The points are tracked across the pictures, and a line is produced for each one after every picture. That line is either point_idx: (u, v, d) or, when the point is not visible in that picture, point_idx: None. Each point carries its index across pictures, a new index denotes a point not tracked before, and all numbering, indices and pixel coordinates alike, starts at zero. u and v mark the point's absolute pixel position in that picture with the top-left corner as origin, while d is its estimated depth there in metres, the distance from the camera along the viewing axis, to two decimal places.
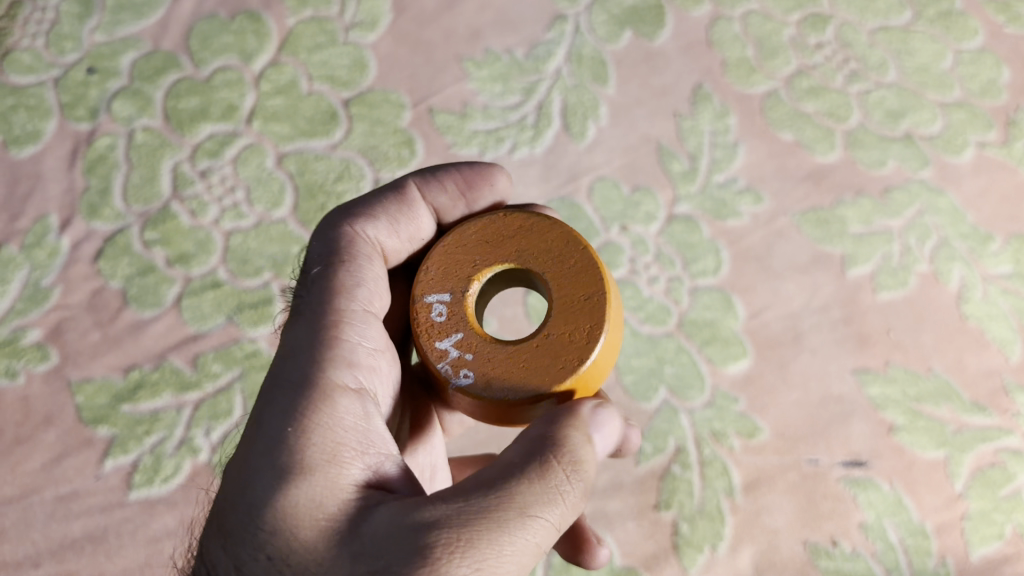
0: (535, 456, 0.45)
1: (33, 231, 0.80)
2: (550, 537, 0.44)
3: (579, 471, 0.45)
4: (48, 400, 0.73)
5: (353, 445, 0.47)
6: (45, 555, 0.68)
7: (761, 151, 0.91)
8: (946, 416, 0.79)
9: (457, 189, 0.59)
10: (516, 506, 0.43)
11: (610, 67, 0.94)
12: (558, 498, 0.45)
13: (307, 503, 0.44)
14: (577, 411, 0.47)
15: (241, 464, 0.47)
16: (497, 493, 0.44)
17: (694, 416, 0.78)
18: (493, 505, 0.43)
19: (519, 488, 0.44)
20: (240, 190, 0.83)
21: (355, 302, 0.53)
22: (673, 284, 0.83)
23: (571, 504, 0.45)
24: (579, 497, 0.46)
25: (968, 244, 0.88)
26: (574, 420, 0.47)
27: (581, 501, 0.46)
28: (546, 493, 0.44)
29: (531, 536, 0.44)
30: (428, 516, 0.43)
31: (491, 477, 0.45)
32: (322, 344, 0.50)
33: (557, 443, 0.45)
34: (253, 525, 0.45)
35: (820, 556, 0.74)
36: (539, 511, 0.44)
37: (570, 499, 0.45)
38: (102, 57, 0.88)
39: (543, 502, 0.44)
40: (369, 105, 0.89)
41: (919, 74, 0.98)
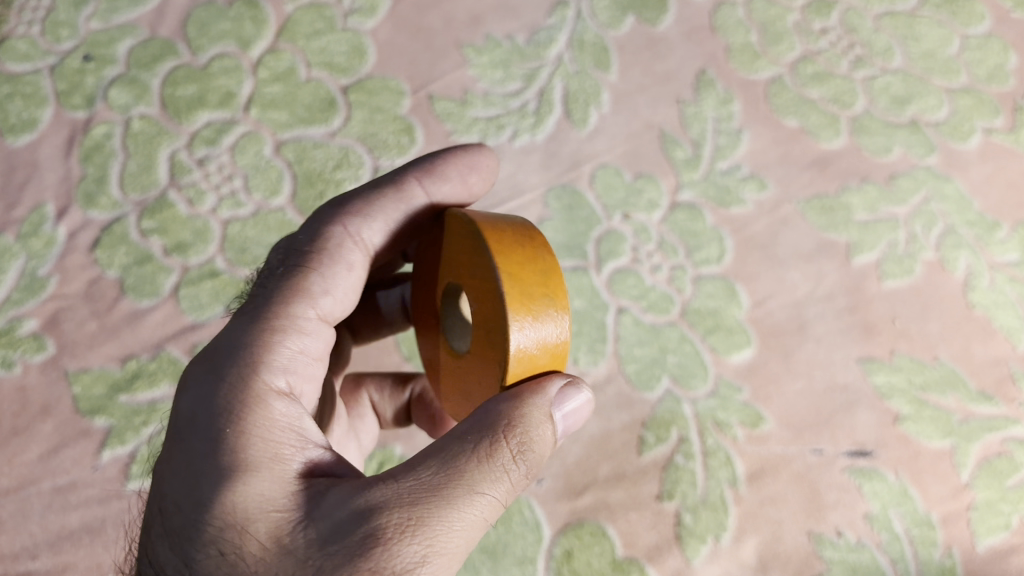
0: (485, 433, 0.47)
1: (30, 220, 0.79)
2: (495, 516, 0.46)
3: (529, 450, 0.47)
4: (45, 391, 0.72)
5: (290, 441, 0.48)
6: (42, 546, 0.67)
7: (766, 137, 0.90)
8: (952, 405, 0.78)
9: (461, 170, 0.63)
10: (467, 487, 0.45)
11: (613, 53, 0.93)
12: (510, 478, 0.46)
13: (255, 498, 0.45)
14: (538, 388, 0.49)
15: (184, 466, 0.46)
16: (445, 474, 0.45)
17: (697, 405, 0.77)
18: (444, 487, 0.45)
19: (470, 468, 0.45)
20: (238, 178, 0.82)
21: (312, 306, 0.54)
22: (676, 273, 0.82)
23: (515, 483, 0.47)
24: (533, 470, 0.48)
25: (975, 231, 0.87)
26: (534, 397, 0.48)
27: (534, 474, 0.48)
28: (498, 470, 0.46)
29: (481, 512, 0.45)
30: (377, 497, 0.45)
31: (439, 459, 0.46)
32: (263, 343, 0.51)
33: (512, 420, 0.47)
34: (200, 525, 0.45)
35: (825, 546, 0.73)
36: (489, 487, 0.46)
37: (520, 478, 0.47)
38: (98, 44, 0.87)
39: (493, 478, 0.46)
40: (368, 92, 0.88)
41: (925, 60, 0.97)
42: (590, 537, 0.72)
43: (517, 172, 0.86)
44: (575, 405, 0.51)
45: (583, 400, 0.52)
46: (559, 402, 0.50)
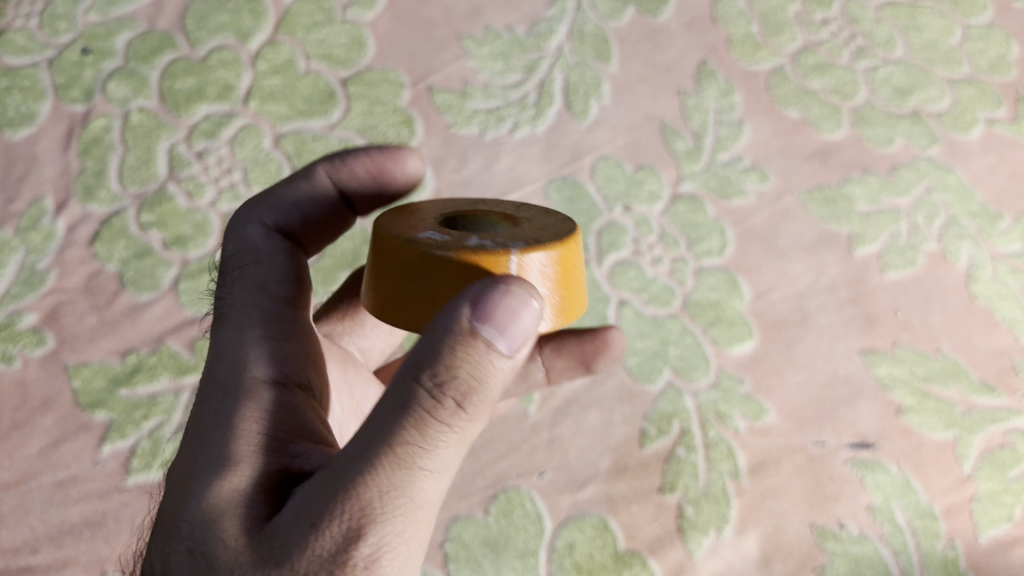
0: (409, 377, 0.40)
1: (29, 214, 0.78)
2: (447, 463, 0.41)
3: (461, 381, 0.40)
4: (45, 385, 0.72)
5: (275, 430, 0.45)
6: (44, 540, 0.67)
7: (767, 129, 0.90)
8: (955, 397, 0.78)
9: (367, 172, 0.62)
10: (392, 445, 0.40)
11: (614, 44, 0.92)
12: (453, 435, 0.41)
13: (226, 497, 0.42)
14: (455, 307, 0.40)
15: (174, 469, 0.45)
16: (386, 442, 0.40)
17: (699, 397, 0.77)
18: (368, 452, 0.40)
19: (413, 432, 0.40)
20: (238, 171, 0.82)
21: (269, 297, 0.54)
22: (677, 265, 0.82)
23: (460, 424, 0.41)
24: (474, 399, 0.41)
25: (977, 222, 0.86)
26: (451, 322, 0.40)
27: (486, 402, 0.41)
28: (427, 415, 0.40)
29: (425, 465, 0.40)
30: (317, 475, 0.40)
31: (379, 421, 0.40)
32: (251, 344, 0.50)
33: (433, 354, 0.40)
34: (173, 526, 0.42)
35: (827, 538, 0.73)
36: (422, 436, 0.40)
37: (462, 431, 0.41)
38: (96, 37, 0.87)
39: (425, 425, 0.40)
40: (367, 84, 0.87)
41: (927, 51, 0.96)
42: (592, 529, 0.71)
43: (517, 164, 0.86)
44: (510, 318, 0.40)
45: (514, 306, 0.40)
46: (490, 319, 0.40)
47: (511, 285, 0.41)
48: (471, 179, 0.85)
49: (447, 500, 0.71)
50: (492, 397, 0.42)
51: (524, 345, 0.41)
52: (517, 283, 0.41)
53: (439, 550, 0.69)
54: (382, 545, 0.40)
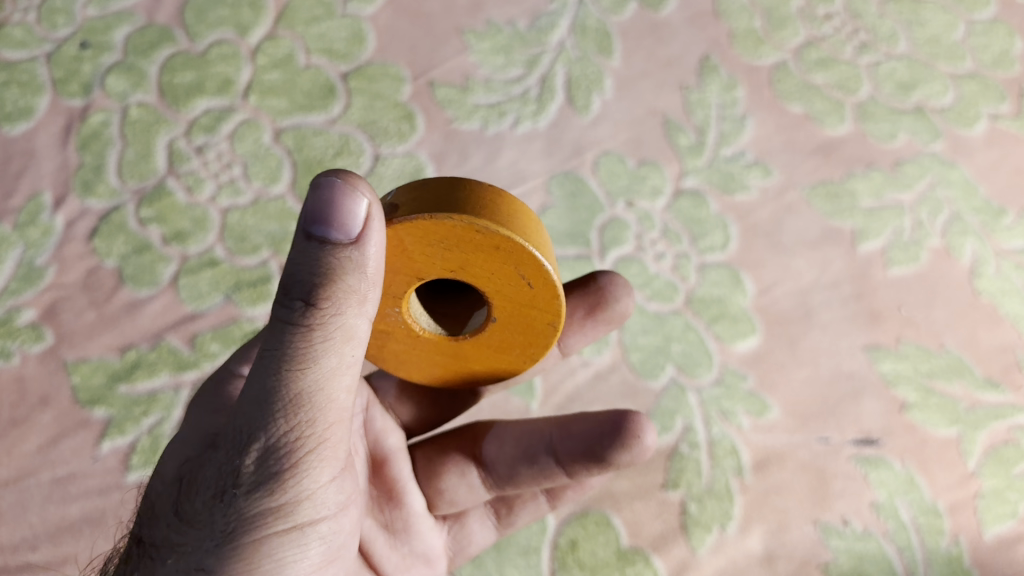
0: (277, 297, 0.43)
1: (27, 209, 0.78)
2: (322, 367, 0.43)
3: (307, 283, 0.41)
4: (44, 381, 0.71)
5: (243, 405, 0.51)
6: (43, 538, 0.66)
7: (770, 124, 0.90)
8: (959, 393, 0.78)
9: None
10: (263, 359, 0.43)
11: (616, 39, 0.92)
12: (318, 337, 0.42)
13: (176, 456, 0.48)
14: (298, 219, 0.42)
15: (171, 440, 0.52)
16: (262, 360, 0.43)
17: (702, 394, 0.76)
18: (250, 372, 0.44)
19: (280, 346, 0.42)
20: (237, 166, 0.81)
21: None
22: (680, 260, 0.82)
23: (321, 324, 0.42)
24: (329, 298, 0.41)
25: (981, 218, 0.86)
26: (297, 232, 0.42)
27: (349, 302, 0.42)
28: (285, 322, 0.42)
29: (294, 371, 0.42)
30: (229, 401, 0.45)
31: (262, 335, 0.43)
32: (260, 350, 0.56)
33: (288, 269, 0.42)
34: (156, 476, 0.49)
35: (831, 535, 0.72)
36: (283, 341, 0.42)
37: (332, 328, 0.42)
38: (95, 31, 0.86)
39: (284, 332, 0.42)
40: (368, 79, 0.87)
41: (931, 46, 0.96)
42: (594, 526, 0.71)
43: (519, 159, 0.85)
44: (333, 214, 0.41)
45: (331, 200, 0.40)
46: (316, 217, 0.41)
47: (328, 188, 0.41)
48: (471, 174, 0.83)
49: None
50: (356, 288, 0.42)
51: (366, 236, 0.41)
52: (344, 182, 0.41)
53: None
54: (275, 443, 0.43)
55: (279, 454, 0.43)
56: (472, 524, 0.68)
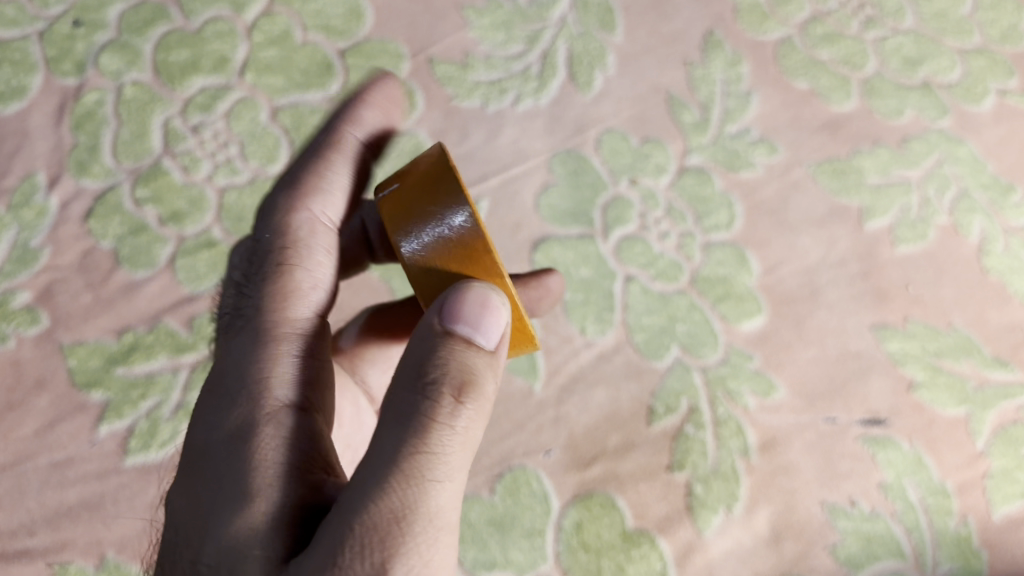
0: (412, 387, 0.42)
1: (21, 190, 0.76)
2: (458, 465, 0.41)
3: (462, 385, 0.42)
4: (40, 364, 0.70)
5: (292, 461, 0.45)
6: (41, 523, 0.65)
7: (776, 100, 0.88)
8: (967, 372, 0.77)
9: None
10: (415, 458, 0.40)
11: (618, 14, 0.91)
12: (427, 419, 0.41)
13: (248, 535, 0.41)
14: (441, 314, 0.44)
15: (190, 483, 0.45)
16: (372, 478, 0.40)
17: (708, 374, 0.75)
18: (390, 473, 0.39)
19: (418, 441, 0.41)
20: (234, 145, 0.80)
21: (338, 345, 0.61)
22: (684, 240, 0.80)
23: (463, 424, 0.42)
24: (473, 395, 0.42)
25: (989, 195, 0.85)
26: (439, 328, 0.44)
27: (478, 394, 0.43)
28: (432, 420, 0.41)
29: (441, 481, 0.40)
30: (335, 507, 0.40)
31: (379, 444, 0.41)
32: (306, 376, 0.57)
33: (428, 361, 0.43)
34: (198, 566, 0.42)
35: (838, 516, 0.71)
36: (436, 442, 0.41)
37: (470, 421, 0.42)
38: (88, 9, 0.84)
39: (430, 429, 0.41)
40: (366, 55, 0.85)
41: (938, 20, 0.95)
42: (599, 509, 0.70)
43: (520, 138, 0.83)
44: (474, 314, 0.44)
45: (467, 294, 0.44)
46: (461, 315, 0.44)
47: (466, 284, 0.45)
48: (471, 152, 0.82)
49: None
50: (486, 398, 0.44)
51: (494, 332, 0.44)
52: (477, 288, 0.45)
53: None
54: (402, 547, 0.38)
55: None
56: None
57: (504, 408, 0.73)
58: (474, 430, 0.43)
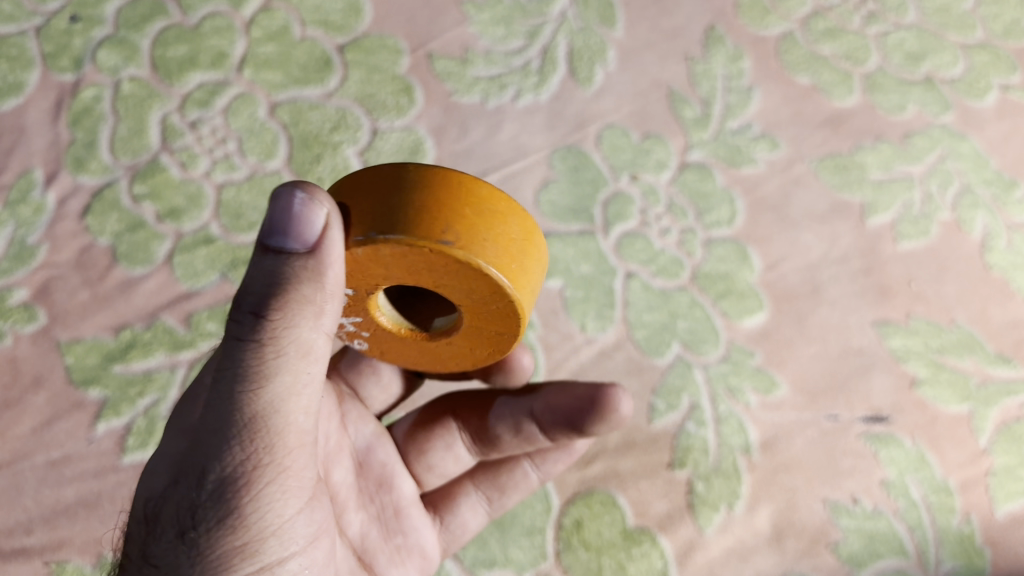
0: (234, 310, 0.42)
1: (18, 186, 0.76)
2: (284, 382, 0.42)
3: (276, 304, 0.41)
4: (37, 362, 0.70)
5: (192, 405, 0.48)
6: (38, 522, 0.65)
7: (777, 95, 0.88)
8: (970, 368, 0.76)
9: None
10: (235, 386, 0.41)
11: (618, 9, 0.90)
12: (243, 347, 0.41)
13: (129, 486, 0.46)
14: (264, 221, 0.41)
15: None
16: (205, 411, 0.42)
17: (709, 371, 0.74)
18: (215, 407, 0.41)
19: (237, 369, 0.41)
20: (232, 141, 0.79)
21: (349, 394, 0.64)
22: (686, 236, 0.80)
23: (284, 342, 0.41)
24: (290, 312, 0.41)
25: (992, 191, 0.85)
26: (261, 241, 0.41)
27: (296, 307, 0.41)
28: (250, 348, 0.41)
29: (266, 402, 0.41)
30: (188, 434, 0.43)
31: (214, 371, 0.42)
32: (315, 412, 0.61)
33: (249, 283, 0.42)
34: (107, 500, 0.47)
35: (841, 514, 0.71)
36: (255, 367, 0.41)
37: (286, 342, 0.41)
38: (85, 4, 0.84)
39: (250, 356, 0.41)
40: (365, 51, 0.85)
41: (940, 15, 0.94)
42: (600, 506, 0.69)
43: (520, 133, 0.83)
44: (281, 219, 0.40)
45: (276, 202, 0.41)
46: (271, 224, 0.41)
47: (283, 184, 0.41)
48: (471, 148, 0.81)
49: None
50: (312, 299, 0.42)
51: (306, 231, 0.41)
52: (294, 189, 0.41)
53: None
54: (231, 473, 0.41)
55: (252, 518, 0.42)
56: (464, 511, 0.65)
57: None
58: (300, 342, 0.42)
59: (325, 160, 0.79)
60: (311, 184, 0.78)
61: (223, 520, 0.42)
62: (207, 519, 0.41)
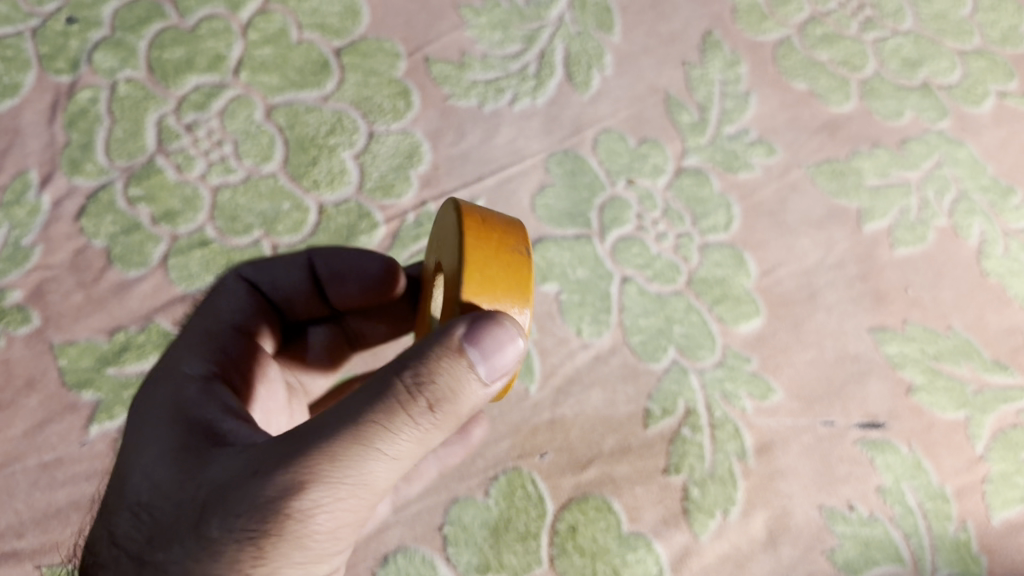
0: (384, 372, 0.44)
1: (13, 188, 0.76)
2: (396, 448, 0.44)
3: (426, 386, 0.44)
4: (30, 364, 0.69)
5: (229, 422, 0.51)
6: (29, 525, 0.65)
7: (774, 101, 0.88)
8: (966, 375, 0.76)
9: None
10: (364, 435, 0.43)
11: (616, 14, 0.90)
12: (380, 395, 0.44)
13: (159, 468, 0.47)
14: (445, 329, 0.45)
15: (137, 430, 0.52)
16: (317, 426, 0.44)
17: (704, 376, 0.74)
18: (332, 427, 0.43)
19: (367, 410, 0.44)
20: (228, 144, 0.79)
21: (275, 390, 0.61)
22: (682, 241, 0.80)
23: (416, 419, 0.44)
24: (438, 401, 0.44)
25: (988, 197, 0.85)
26: (439, 337, 0.44)
27: (443, 401, 0.44)
28: (392, 406, 0.44)
29: (379, 448, 0.43)
30: (277, 442, 0.45)
31: (338, 406, 0.45)
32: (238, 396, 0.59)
33: (411, 358, 0.44)
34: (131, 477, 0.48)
35: (836, 521, 0.71)
36: (382, 421, 0.43)
37: (420, 417, 0.44)
38: (82, 6, 0.84)
39: (389, 413, 0.44)
40: (362, 54, 0.85)
41: (937, 22, 0.94)
42: (594, 512, 0.69)
43: (517, 137, 0.83)
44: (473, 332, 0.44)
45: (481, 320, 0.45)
46: (469, 336, 0.44)
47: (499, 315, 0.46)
48: (467, 152, 0.81)
49: (447, 482, 0.69)
50: (457, 397, 0.45)
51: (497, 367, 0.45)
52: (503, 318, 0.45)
53: (437, 533, 0.67)
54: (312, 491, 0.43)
55: (309, 530, 0.43)
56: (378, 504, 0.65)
57: (499, 410, 0.72)
58: (425, 425, 0.44)
59: (321, 163, 0.79)
60: (306, 187, 0.78)
61: (281, 522, 0.42)
62: (263, 514, 0.42)
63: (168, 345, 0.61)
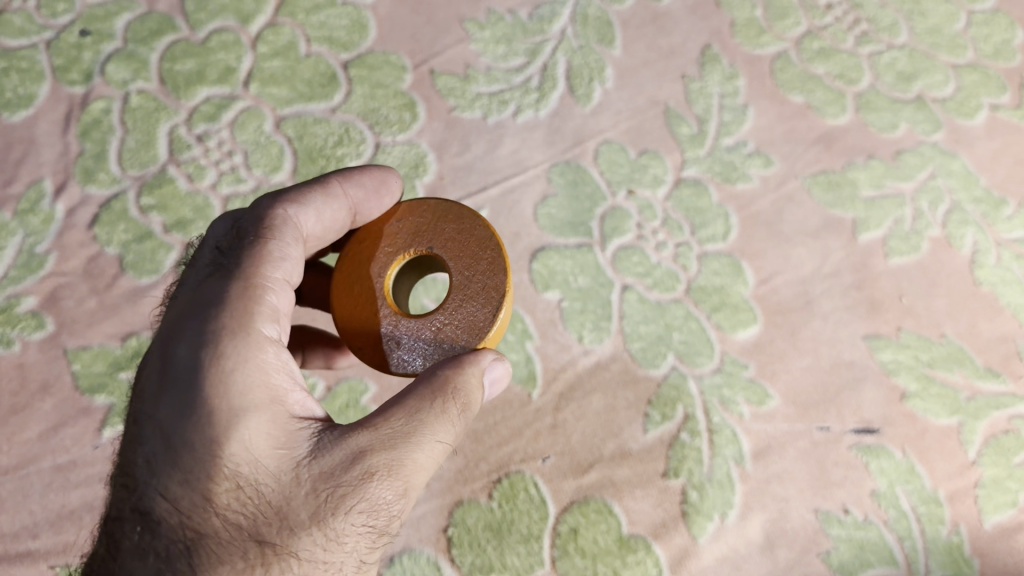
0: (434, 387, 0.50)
1: (28, 196, 0.78)
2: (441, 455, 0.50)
3: (469, 410, 0.51)
4: (45, 368, 0.71)
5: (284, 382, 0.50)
6: (43, 526, 0.67)
7: (771, 113, 0.90)
8: (959, 382, 0.78)
9: None
10: (431, 436, 0.49)
11: (617, 28, 0.92)
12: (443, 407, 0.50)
13: (258, 441, 0.47)
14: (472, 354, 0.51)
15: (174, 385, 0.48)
16: (394, 428, 0.49)
17: (703, 382, 0.76)
18: (410, 432, 0.48)
19: (435, 423, 0.49)
20: (238, 154, 0.81)
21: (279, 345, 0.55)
22: (681, 250, 0.82)
23: (457, 431, 0.51)
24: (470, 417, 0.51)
25: (981, 208, 0.86)
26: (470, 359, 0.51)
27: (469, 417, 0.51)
28: (449, 418, 0.50)
29: (437, 453, 0.50)
30: (355, 441, 0.48)
31: (401, 409, 0.49)
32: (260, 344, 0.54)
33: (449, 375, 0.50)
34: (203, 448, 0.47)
35: (832, 524, 0.72)
36: (445, 432, 0.50)
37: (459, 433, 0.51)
38: (95, 18, 0.86)
39: (449, 425, 0.50)
40: (369, 67, 0.87)
41: (931, 36, 0.96)
42: (595, 514, 0.71)
43: (520, 149, 0.85)
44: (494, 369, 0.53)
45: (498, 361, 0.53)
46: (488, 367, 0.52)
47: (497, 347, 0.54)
48: (471, 163, 0.83)
49: (452, 485, 0.71)
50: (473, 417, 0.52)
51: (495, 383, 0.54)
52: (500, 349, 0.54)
53: (441, 535, 0.69)
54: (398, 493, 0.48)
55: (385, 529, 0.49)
56: None
57: (502, 415, 0.73)
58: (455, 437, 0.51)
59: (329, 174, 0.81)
60: None
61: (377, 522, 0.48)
62: (364, 513, 0.47)
63: (183, 285, 0.53)
